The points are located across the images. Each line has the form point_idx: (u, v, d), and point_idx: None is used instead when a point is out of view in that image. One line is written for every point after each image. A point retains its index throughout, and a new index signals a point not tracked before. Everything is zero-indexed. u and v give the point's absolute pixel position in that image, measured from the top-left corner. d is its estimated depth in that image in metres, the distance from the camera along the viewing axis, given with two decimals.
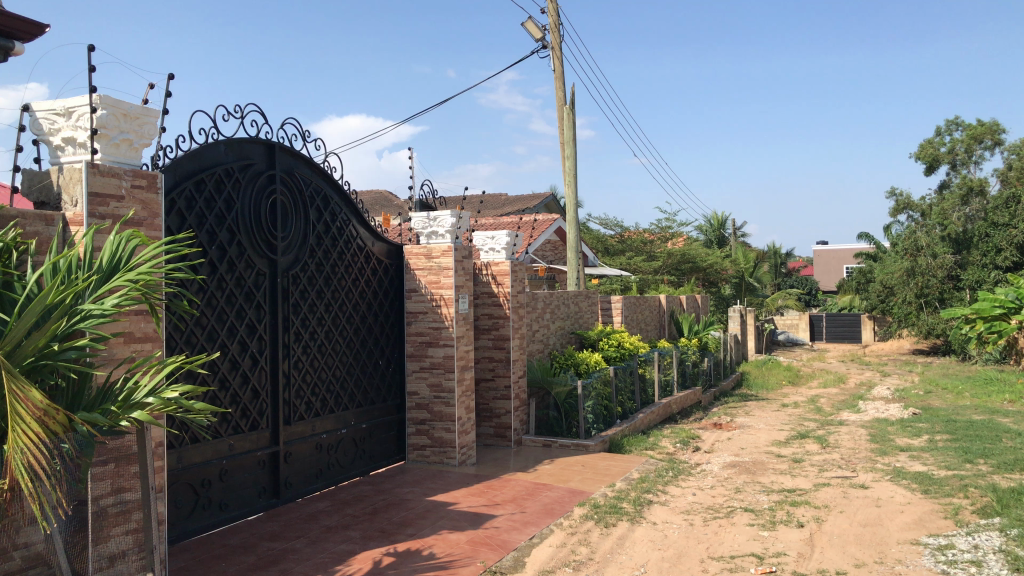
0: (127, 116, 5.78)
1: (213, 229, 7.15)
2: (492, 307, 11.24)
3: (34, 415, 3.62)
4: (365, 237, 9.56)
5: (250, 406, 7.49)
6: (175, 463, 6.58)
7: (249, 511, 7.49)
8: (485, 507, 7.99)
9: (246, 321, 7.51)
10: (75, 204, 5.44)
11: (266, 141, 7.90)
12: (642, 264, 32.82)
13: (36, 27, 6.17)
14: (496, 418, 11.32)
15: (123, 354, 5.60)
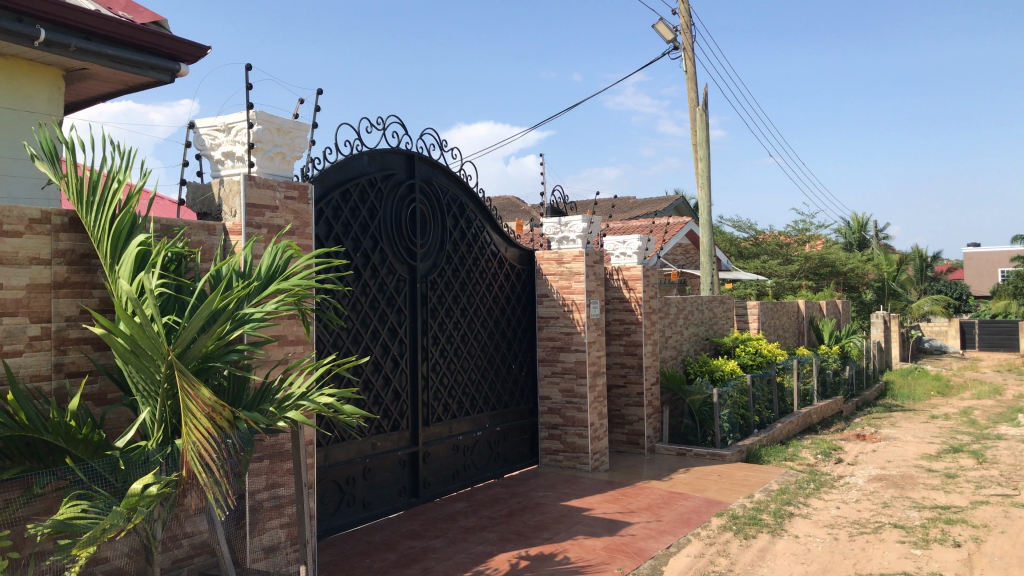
0: (280, 131, 6.10)
1: (358, 237, 7.45)
2: (624, 313, 11.20)
3: (203, 411, 3.84)
4: (499, 242, 9.71)
5: (391, 407, 7.75)
6: (323, 461, 6.88)
7: (390, 509, 7.74)
8: (621, 514, 7.96)
9: (388, 325, 7.76)
10: (234, 215, 5.79)
11: (407, 152, 8.16)
12: (778, 268, 31.81)
13: (199, 48, 6.60)
14: (629, 425, 11.23)
15: (277, 356, 5.93)
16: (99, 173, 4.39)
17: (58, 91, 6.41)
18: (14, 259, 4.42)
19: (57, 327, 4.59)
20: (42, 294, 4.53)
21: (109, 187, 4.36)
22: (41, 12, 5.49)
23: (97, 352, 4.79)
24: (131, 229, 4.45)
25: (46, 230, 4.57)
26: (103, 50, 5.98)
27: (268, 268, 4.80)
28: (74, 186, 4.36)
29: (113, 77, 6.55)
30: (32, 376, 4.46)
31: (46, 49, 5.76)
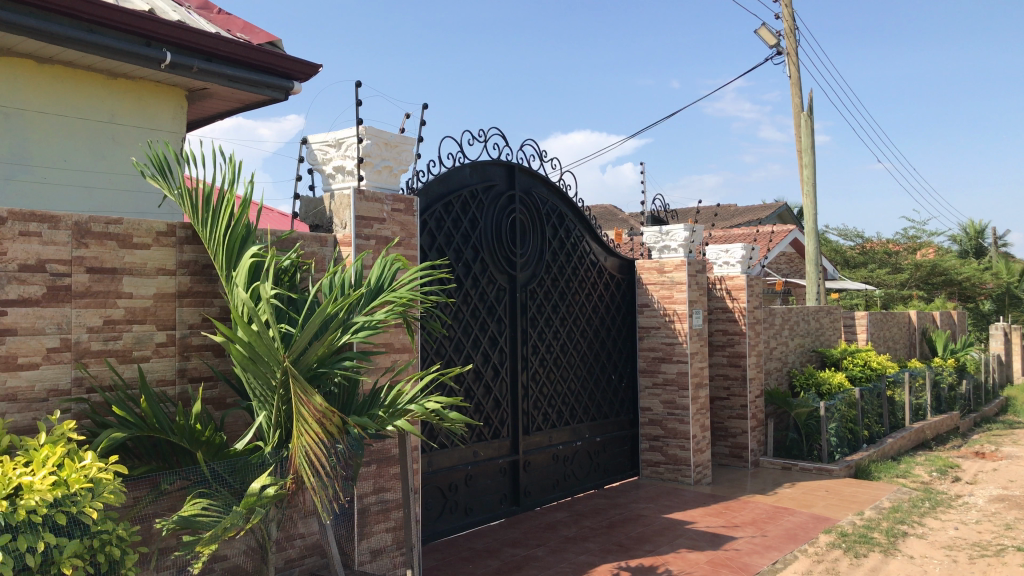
0: (388, 145, 6.28)
1: (460, 247, 7.57)
2: (727, 323, 11.02)
3: (315, 417, 3.99)
4: (598, 252, 9.71)
5: (492, 415, 7.84)
6: (427, 467, 7.01)
7: (492, 517, 7.82)
8: (724, 529, 7.82)
9: (488, 334, 7.85)
10: (344, 227, 5.98)
11: (507, 163, 8.24)
12: (887, 277, 30.65)
13: (312, 67, 6.84)
14: (732, 438, 11.03)
15: (385, 364, 6.08)
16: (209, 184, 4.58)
17: (181, 110, 6.75)
18: (143, 269, 4.68)
19: (180, 334, 4.83)
20: (168, 303, 4.78)
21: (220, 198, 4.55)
22: (168, 37, 5.83)
23: (217, 359, 5.03)
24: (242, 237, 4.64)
25: (171, 243, 4.83)
26: (224, 71, 6.28)
27: (378, 278, 4.94)
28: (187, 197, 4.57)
29: (232, 95, 6.88)
30: (158, 380, 4.71)
31: (172, 71, 6.10)
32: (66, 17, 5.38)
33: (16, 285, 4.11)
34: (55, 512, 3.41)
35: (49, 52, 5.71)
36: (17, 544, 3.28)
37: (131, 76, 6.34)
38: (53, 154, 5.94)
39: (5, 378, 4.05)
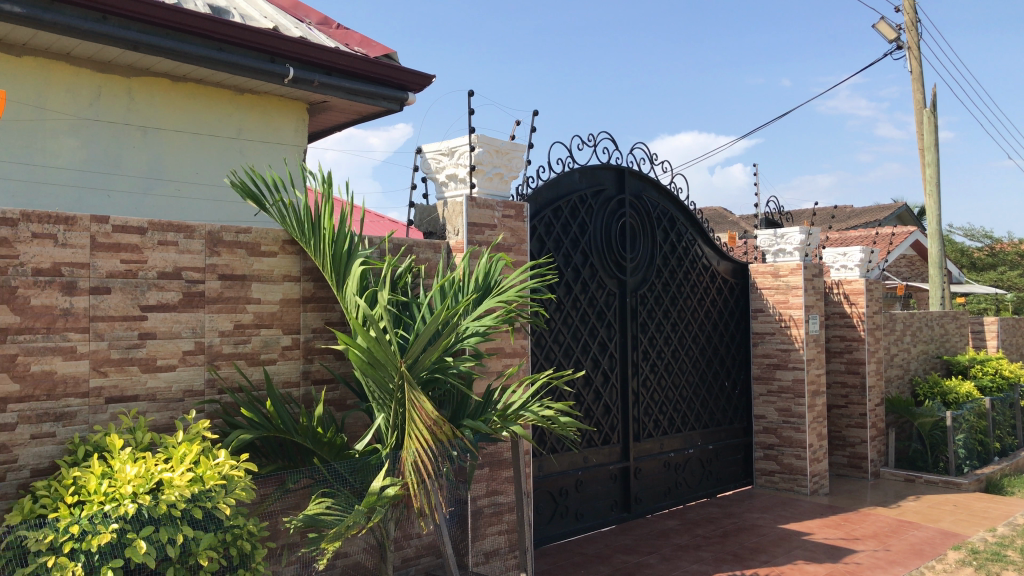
0: (499, 152, 6.35)
1: (569, 252, 7.59)
2: (845, 329, 10.65)
3: (427, 423, 4.06)
4: (710, 255, 9.55)
5: (602, 421, 7.82)
6: (538, 471, 7.04)
7: (603, 523, 7.80)
8: (845, 541, 7.56)
9: (598, 339, 7.84)
10: (457, 234, 6.10)
11: (617, 166, 8.20)
12: (1019, 280, 28.95)
13: (425, 77, 7.00)
14: (851, 447, 10.65)
15: (496, 368, 6.14)
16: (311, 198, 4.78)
17: (303, 122, 7.00)
18: (270, 276, 4.88)
19: (304, 338, 5.03)
20: (292, 308, 4.98)
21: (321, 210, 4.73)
22: (291, 53, 6.08)
23: (337, 361, 5.21)
24: (348, 247, 4.79)
25: (295, 250, 5.02)
26: (342, 84, 6.50)
27: (485, 280, 5.01)
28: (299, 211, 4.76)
29: (350, 108, 7.12)
30: (283, 382, 4.92)
31: (295, 86, 6.36)
32: (199, 38, 5.69)
33: (155, 291, 4.37)
34: (192, 506, 3.61)
35: (182, 71, 6.04)
36: (159, 535, 3.49)
37: (257, 91, 6.63)
38: (186, 168, 6.27)
39: (146, 378, 4.30)
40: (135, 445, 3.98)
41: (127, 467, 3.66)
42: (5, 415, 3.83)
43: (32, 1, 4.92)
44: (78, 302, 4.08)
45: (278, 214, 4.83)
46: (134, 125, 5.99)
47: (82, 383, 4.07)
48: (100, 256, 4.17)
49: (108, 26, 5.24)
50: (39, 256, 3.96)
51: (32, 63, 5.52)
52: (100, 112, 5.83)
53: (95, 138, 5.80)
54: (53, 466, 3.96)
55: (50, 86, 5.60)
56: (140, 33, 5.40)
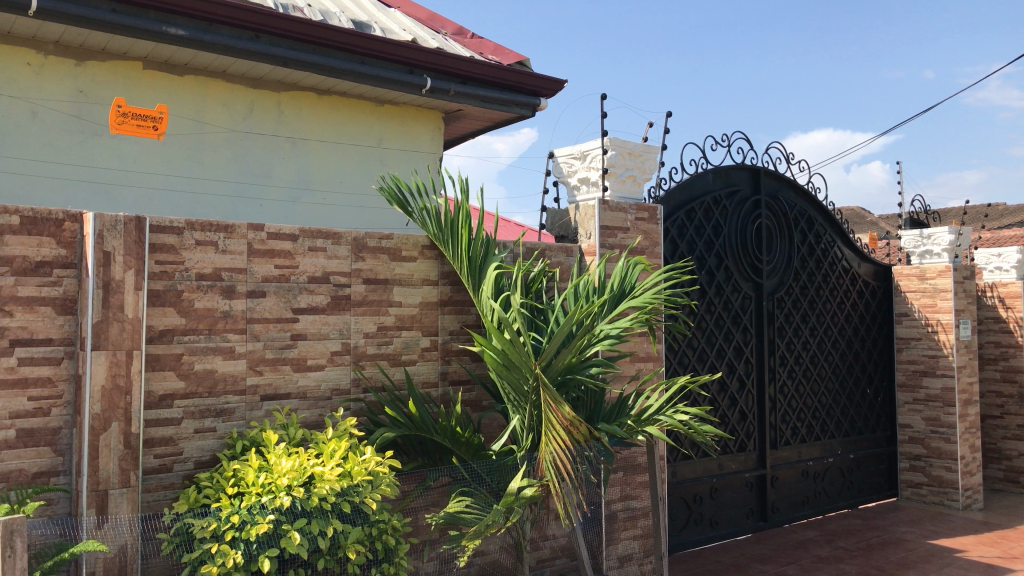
0: (632, 154, 6.34)
1: (703, 255, 7.48)
2: (1000, 335, 10.03)
3: (563, 423, 4.11)
4: (851, 257, 9.18)
5: (738, 428, 7.66)
6: (671, 477, 6.97)
7: (739, 531, 7.62)
8: (1002, 560, 7.12)
9: (734, 344, 7.68)
10: (590, 237, 6.11)
11: (752, 166, 7.99)
12: None
13: (556, 82, 7.05)
14: (1007, 461, 10.01)
15: (630, 372, 6.10)
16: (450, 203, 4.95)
17: (439, 131, 7.20)
18: (410, 280, 5.04)
19: (442, 339, 5.17)
20: (431, 310, 5.13)
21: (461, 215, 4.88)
22: (428, 63, 6.26)
23: (474, 363, 5.33)
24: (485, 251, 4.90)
25: (433, 255, 5.17)
26: (477, 92, 6.63)
27: (620, 284, 5.01)
28: (437, 214, 4.93)
29: (484, 115, 7.26)
30: (422, 382, 5.07)
31: (432, 95, 6.54)
32: (342, 52, 5.94)
33: (305, 295, 4.59)
34: (341, 500, 3.79)
35: (327, 84, 6.33)
36: (311, 527, 3.67)
37: (396, 101, 6.87)
38: (330, 177, 6.56)
39: (297, 377, 4.54)
40: (288, 440, 4.21)
41: (282, 461, 3.86)
42: (172, 411, 4.11)
43: (194, 24, 5.28)
44: (237, 304, 4.34)
45: (418, 220, 5.02)
46: (283, 137, 6.31)
47: (240, 381, 4.33)
48: (256, 262, 4.42)
49: (260, 44, 5.55)
50: (202, 261, 4.23)
51: (192, 82, 5.90)
52: (252, 125, 6.17)
53: (248, 150, 6.15)
54: (214, 459, 4.23)
55: (208, 102, 5.97)
56: (289, 50, 5.69)
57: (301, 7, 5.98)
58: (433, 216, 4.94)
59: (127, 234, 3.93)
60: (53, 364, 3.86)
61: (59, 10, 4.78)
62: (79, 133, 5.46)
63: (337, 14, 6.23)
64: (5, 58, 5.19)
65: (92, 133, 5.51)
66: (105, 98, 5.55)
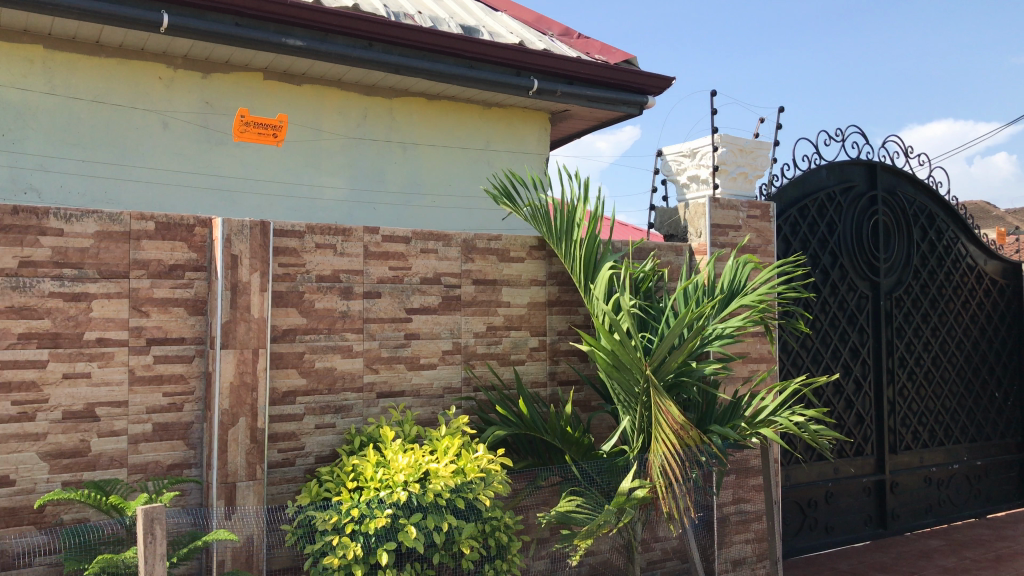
0: (743, 151, 6.24)
1: (817, 253, 7.27)
2: None
3: (673, 426, 4.08)
4: (976, 254, 8.74)
5: (854, 431, 7.41)
6: (785, 480, 6.80)
7: (857, 538, 7.37)
8: None
9: (850, 344, 7.43)
10: (700, 235, 6.03)
11: (869, 161, 7.70)
12: None
13: (665, 80, 6.99)
14: None
15: (743, 374, 5.99)
16: (561, 202, 4.99)
17: (546, 132, 7.24)
18: (519, 280, 5.09)
19: (551, 339, 5.20)
20: (539, 311, 5.16)
21: (573, 213, 4.92)
22: (536, 65, 6.31)
23: (583, 363, 5.33)
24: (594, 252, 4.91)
25: (542, 256, 5.20)
26: (584, 92, 6.64)
27: (730, 282, 4.94)
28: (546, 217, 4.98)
29: (591, 114, 7.25)
30: (532, 382, 5.11)
31: (540, 97, 6.59)
32: (451, 57, 6.06)
33: (418, 295, 4.70)
34: (456, 496, 3.87)
35: (437, 89, 6.45)
36: (427, 522, 3.76)
37: (503, 104, 6.94)
38: (441, 180, 6.69)
39: (410, 375, 4.66)
40: (404, 436, 4.33)
41: (399, 457, 3.97)
42: (294, 407, 4.28)
43: (311, 35, 5.48)
44: (354, 305, 4.48)
45: (529, 218, 5.09)
46: (394, 142, 6.48)
47: (357, 378, 4.48)
48: (372, 264, 4.55)
49: (373, 52, 5.72)
50: (322, 264, 4.39)
51: (310, 90, 6.12)
52: (366, 131, 6.36)
53: (362, 154, 6.34)
54: (334, 454, 4.39)
55: (324, 110, 6.18)
56: (401, 57, 5.84)
57: (412, 14, 6.13)
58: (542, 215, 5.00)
59: (254, 237, 4.12)
60: (185, 362, 4.09)
61: (188, 27, 5.05)
62: (206, 142, 5.74)
63: (446, 19, 6.35)
64: (138, 73, 5.50)
65: (217, 142, 5.78)
66: (230, 108, 5.82)
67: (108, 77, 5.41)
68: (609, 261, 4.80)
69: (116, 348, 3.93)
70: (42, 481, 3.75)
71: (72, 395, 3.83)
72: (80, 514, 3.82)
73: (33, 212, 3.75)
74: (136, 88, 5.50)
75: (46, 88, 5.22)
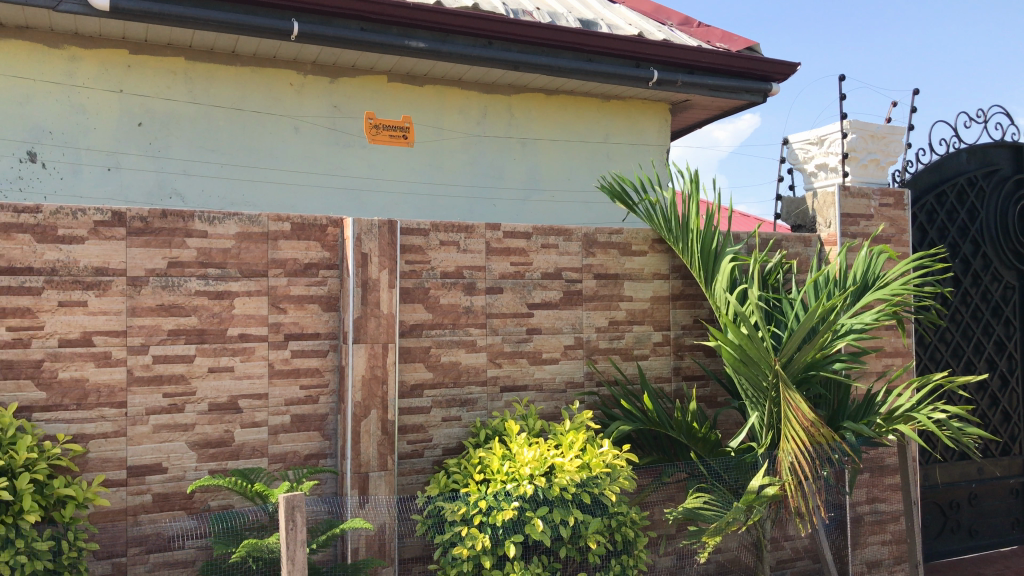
0: (875, 137, 5.99)
1: (956, 242, 6.89)
2: None
3: (803, 424, 3.97)
4: None
5: (1001, 430, 6.99)
6: (923, 480, 6.50)
7: (1004, 543, 6.96)
8: None
9: (994, 338, 7.01)
10: (830, 225, 5.83)
11: (1015, 143, 7.21)
12: None
13: (789, 66, 6.77)
14: None
15: (876, 368, 5.75)
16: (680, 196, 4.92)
17: (666, 123, 7.14)
18: (641, 274, 5.05)
19: (675, 334, 5.14)
20: (663, 305, 5.11)
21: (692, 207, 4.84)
22: (656, 56, 6.23)
23: (708, 358, 5.25)
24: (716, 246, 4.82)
25: (664, 249, 5.14)
26: (704, 81, 6.52)
27: (863, 274, 4.77)
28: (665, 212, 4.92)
29: (712, 104, 7.11)
30: (656, 377, 5.07)
31: (660, 88, 6.51)
32: (570, 52, 6.06)
33: (539, 290, 4.73)
34: (582, 491, 3.89)
35: (556, 84, 6.47)
36: (553, 516, 3.80)
37: (622, 97, 6.89)
38: (561, 175, 6.71)
39: (533, 370, 4.70)
40: (529, 430, 4.38)
41: (525, 450, 4.01)
42: (421, 400, 4.39)
43: (432, 36, 5.59)
44: (477, 300, 4.56)
45: (647, 213, 5.04)
46: (514, 138, 6.54)
47: (481, 372, 4.55)
48: (494, 260, 4.61)
49: (493, 50, 5.78)
50: (446, 261, 4.48)
51: (431, 91, 6.24)
52: (486, 129, 6.44)
53: (483, 152, 6.43)
54: (460, 447, 4.48)
55: (446, 109, 6.30)
56: (520, 53, 5.88)
57: (530, 11, 6.16)
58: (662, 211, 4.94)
59: (382, 236, 4.23)
60: (320, 356, 4.26)
61: (316, 33, 5.24)
62: (334, 145, 5.95)
63: (564, 14, 6.35)
64: (269, 81, 5.74)
65: (345, 144, 5.98)
66: (356, 111, 6.00)
67: (243, 85, 5.67)
68: (732, 255, 4.71)
69: (257, 343, 4.13)
70: (191, 469, 3.99)
71: (216, 387, 4.04)
72: (226, 501, 4.05)
73: (180, 215, 3.98)
74: (269, 95, 5.75)
75: (187, 98, 5.52)
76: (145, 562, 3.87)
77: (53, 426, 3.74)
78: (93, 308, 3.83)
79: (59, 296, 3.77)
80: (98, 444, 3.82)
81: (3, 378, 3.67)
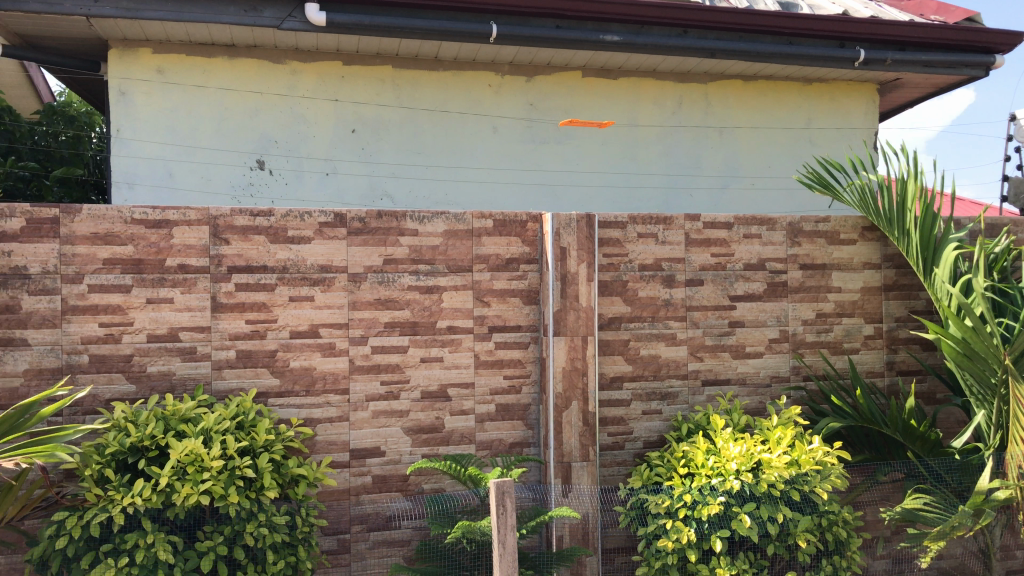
0: None
1: None
2: None
3: None
4: None
5: None
6: None
7: None
8: None
9: None
10: None
11: None
12: None
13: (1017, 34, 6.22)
14: None
15: None
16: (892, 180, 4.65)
17: (874, 104, 6.77)
18: (851, 264, 4.82)
19: (888, 327, 4.87)
20: (874, 296, 4.86)
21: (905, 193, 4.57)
22: (864, 35, 5.92)
23: (925, 352, 4.94)
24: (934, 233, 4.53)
25: (876, 237, 4.88)
26: (918, 57, 6.12)
27: None
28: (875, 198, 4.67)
29: (927, 80, 6.66)
30: (868, 372, 4.83)
31: (868, 67, 6.19)
32: (769, 35, 5.86)
33: (742, 282, 4.64)
34: (791, 488, 3.79)
35: (755, 70, 6.28)
36: (760, 512, 3.73)
37: (825, 79, 6.60)
38: (760, 162, 6.53)
39: (736, 364, 4.62)
40: (733, 425, 4.31)
41: (731, 446, 3.95)
42: (622, 393, 4.43)
43: (627, 29, 5.60)
44: (677, 293, 4.53)
45: (855, 200, 4.79)
46: (711, 127, 6.43)
47: (681, 366, 4.53)
48: (694, 251, 4.56)
49: (688, 39, 5.71)
50: (645, 253, 4.48)
51: (626, 84, 6.25)
52: (682, 119, 6.37)
53: (679, 143, 6.37)
54: (661, 440, 4.48)
55: (641, 101, 6.29)
56: (717, 41, 5.77)
57: None
58: (872, 198, 4.68)
59: (580, 230, 4.29)
60: (522, 347, 4.39)
61: (514, 34, 5.38)
62: (532, 142, 6.10)
63: None
64: (470, 84, 5.96)
65: (542, 141, 6.11)
66: (552, 107, 6.12)
67: (445, 88, 5.92)
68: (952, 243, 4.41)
69: (464, 335, 4.32)
70: (406, 454, 4.24)
71: (428, 376, 4.27)
72: (438, 484, 4.26)
73: (394, 215, 4.22)
74: (470, 96, 5.97)
75: (396, 104, 5.84)
76: (367, 539, 4.15)
77: (286, 411, 4.10)
78: (320, 302, 4.14)
79: (290, 292, 4.11)
80: (325, 428, 4.14)
81: (243, 366, 4.06)
